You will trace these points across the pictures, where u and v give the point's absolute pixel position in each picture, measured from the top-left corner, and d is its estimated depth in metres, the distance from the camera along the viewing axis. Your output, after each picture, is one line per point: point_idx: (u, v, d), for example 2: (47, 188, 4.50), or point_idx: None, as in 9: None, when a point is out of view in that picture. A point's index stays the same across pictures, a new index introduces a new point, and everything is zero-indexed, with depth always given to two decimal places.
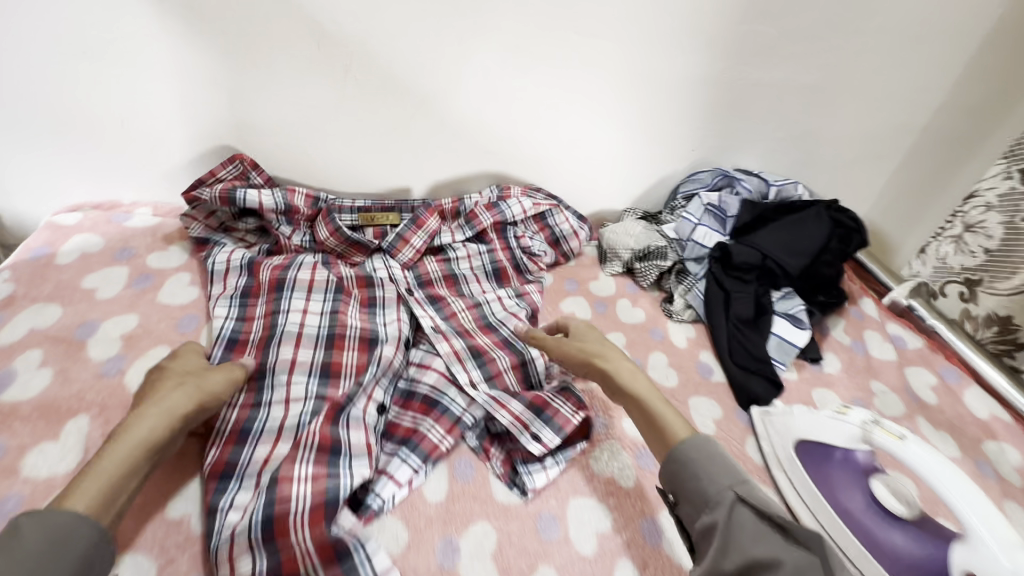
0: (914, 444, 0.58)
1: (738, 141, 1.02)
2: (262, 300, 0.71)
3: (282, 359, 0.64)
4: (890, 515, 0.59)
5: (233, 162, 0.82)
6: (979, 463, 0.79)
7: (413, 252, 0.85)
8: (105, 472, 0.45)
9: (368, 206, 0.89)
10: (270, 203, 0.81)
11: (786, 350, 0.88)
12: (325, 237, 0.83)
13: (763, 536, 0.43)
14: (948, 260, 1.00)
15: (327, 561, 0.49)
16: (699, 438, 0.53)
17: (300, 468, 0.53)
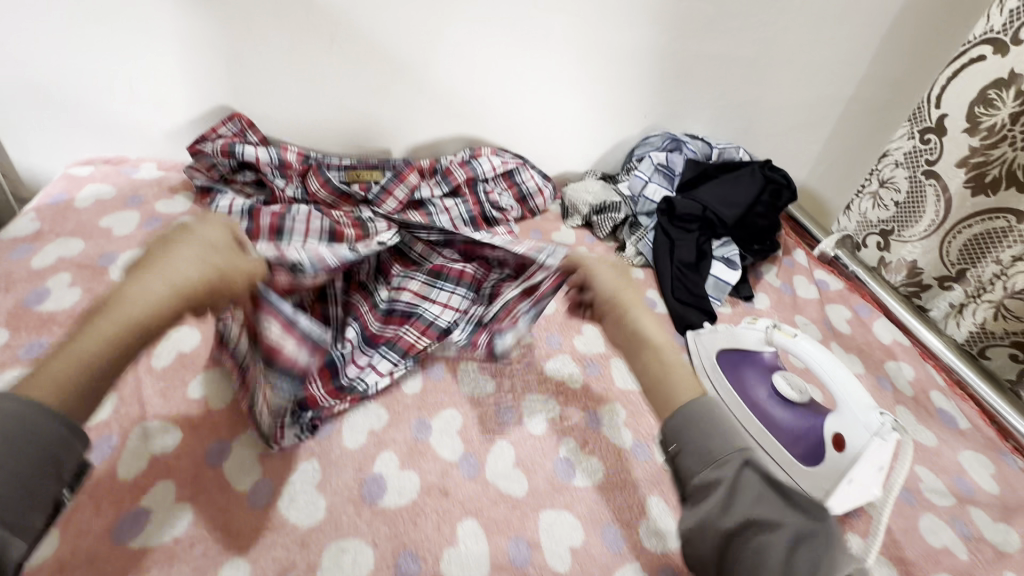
0: (804, 340, 0.69)
1: (686, 108, 1.15)
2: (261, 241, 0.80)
3: None
4: (786, 401, 0.72)
5: (232, 120, 0.93)
6: (880, 378, 0.93)
7: (396, 203, 0.96)
8: (82, 359, 0.41)
9: (354, 164, 0.99)
10: (265, 157, 0.91)
11: (721, 287, 1.01)
12: (316, 189, 0.93)
13: (768, 505, 0.43)
14: (868, 214, 1.10)
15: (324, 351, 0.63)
16: (708, 402, 0.49)
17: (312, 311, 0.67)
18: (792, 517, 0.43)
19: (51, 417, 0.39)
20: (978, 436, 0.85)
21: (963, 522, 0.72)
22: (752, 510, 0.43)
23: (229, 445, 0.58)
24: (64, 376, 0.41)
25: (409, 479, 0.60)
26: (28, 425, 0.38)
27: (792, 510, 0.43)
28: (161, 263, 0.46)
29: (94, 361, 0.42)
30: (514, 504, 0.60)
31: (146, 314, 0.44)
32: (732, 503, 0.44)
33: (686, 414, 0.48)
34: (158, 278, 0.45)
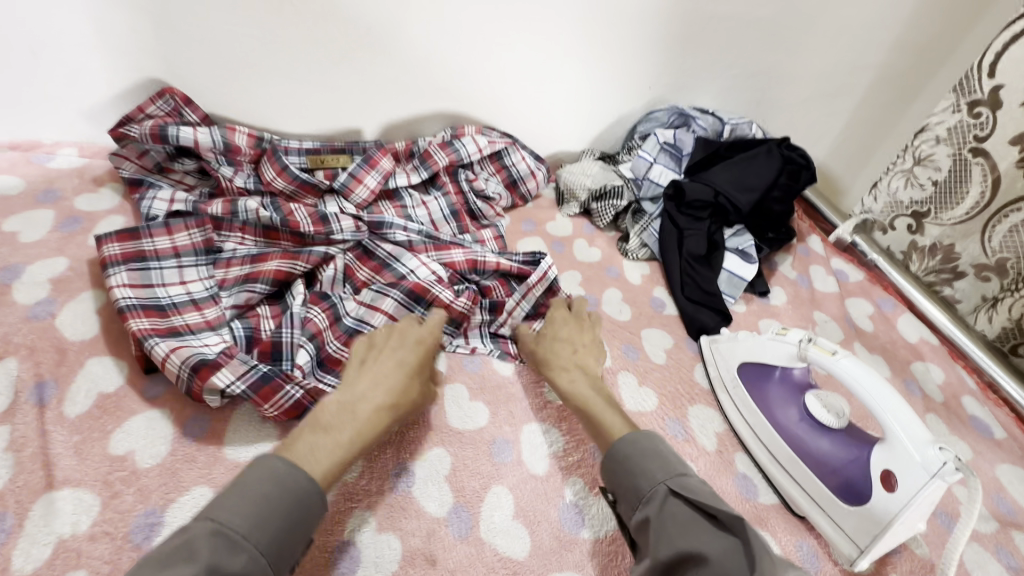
0: (845, 359, 0.60)
1: (695, 78, 1.02)
2: (196, 236, 0.67)
3: (219, 312, 0.62)
4: (821, 426, 0.63)
5: (163, 97, 0.78)
6: (907, 382, 0.85)
7: (367, 192, 0.82)
8: (332, 442, 0.48)
9: (317, 147, 0.85)
10: (207, 141, 0.76)
11: (735, 283, 0.91)
12: (271, 177, 0.79)
13: (693, 531, 0.43)
14: (898, 195, 1.01)
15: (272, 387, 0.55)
16: (635, 434, 0.53)
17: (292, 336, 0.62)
18: (716, 541, 0.42)
19: (304, 475, 0.44)
20: (1015, 446, 0.78)
21: (1008, 551, 0.65)
22: (678, 542, 0.43)
23: (161, 514, 0.47)
24: (311, 451, 0.46)
25: (388, 545, 0.50)
26: (291, 487, 0.42)
27: (720, 533, 0.42)
28: (395, 357, 0.56)
29: (345, 447, 0.48)
30: (515, 569, 0.50)
31: (380, 412, 0.51)
32: (660, 538, 0.44)
33: (618, 452, 0.52)
34: (391, 377, 0.54)
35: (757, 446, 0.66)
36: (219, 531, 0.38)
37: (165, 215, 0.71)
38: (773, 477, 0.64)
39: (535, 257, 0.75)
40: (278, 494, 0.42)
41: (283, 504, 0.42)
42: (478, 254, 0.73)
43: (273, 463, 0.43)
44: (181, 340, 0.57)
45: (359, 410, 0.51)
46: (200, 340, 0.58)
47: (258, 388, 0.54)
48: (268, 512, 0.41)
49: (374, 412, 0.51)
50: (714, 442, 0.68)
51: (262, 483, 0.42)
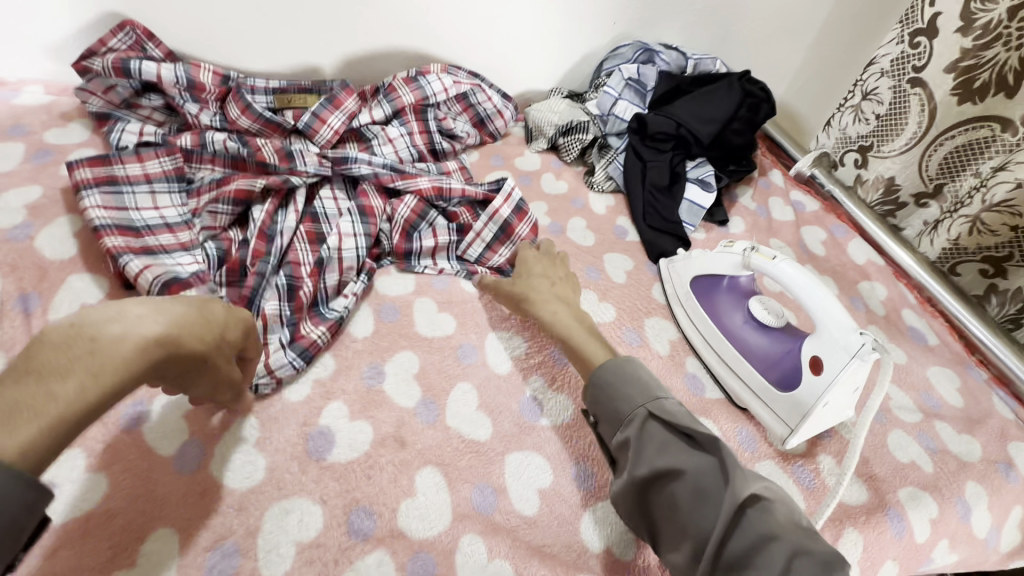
0: (783, 262, 0.64)
1: (660, 12, 1.03)
2: (166, 163, 0.69)
3: (192, 237, 0.65)
4: (762, 327, 0.69)
5: (124, 30, 0.77)
6: (853, 299, 0.91)
7: (331, 132, 0.84)
8: (48, 393, 0.34)
9: (284, 87, 0.85)
10: (170, 77, 0.77)
11: (695, 212, 0.95)
12: (236, 116, 0.81)
13: (672, 451, 0.48)
14: (847, 130, 1.07)
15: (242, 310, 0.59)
16: (617, 362, 0.56)
17: (263, 268, 0.63)
18: (693, 459, 0.47)
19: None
20: (945, 351, 0.85)
21: (929, 436, 0.72)
22: (656, 461, 0.48)
23: (147, 404, 0.51)
24: (15, 399, 0.33)
25: (361, 430, 0.54)
26: None
27: (695, 450, 0.48)
28: (194, 296, 0.44)
29: (71, 394, 0.34)
30: (478, 449, 0.56)
31: (141, 354, 0.38)
32: (639, 457, 0.49)
33: (604, 383, 0.55)
34: (171, 323, 0.40)
35: (706, 350, 0.72)
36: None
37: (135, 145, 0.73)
38: (719, 376, 0.70)
39: (499, 184, 0.78)
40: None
41: None
42: (443, 183, 0.75)
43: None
44: (154, 258, 0.60)
45: (105, 341, 0.36)
46: (174, 260, 0.61)
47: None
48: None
49: (130, 352, 0.37)
50: (667, 348, 0.73)
51: None
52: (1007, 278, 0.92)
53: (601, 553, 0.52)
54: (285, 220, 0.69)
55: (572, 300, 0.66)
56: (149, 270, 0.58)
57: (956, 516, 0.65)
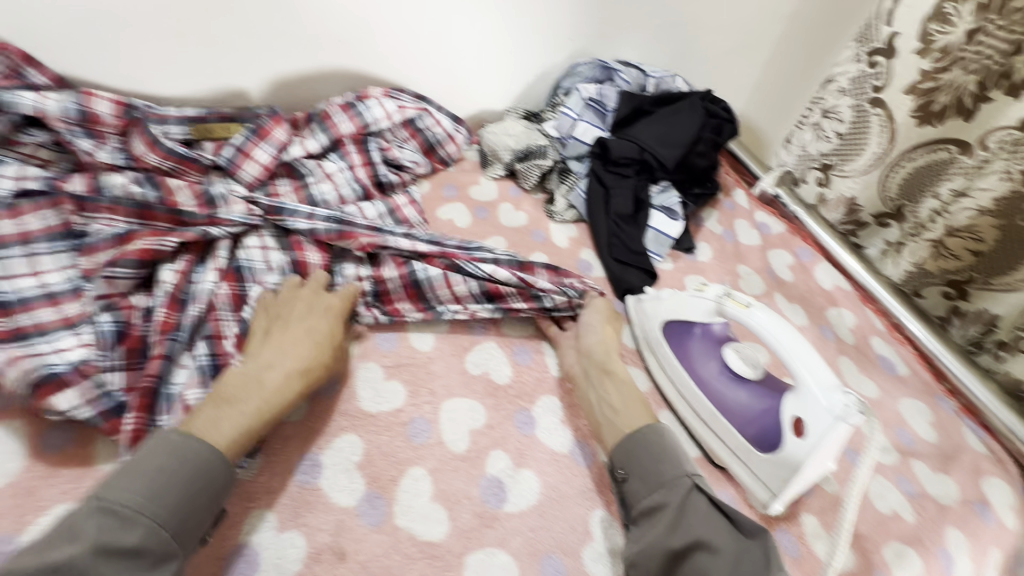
0: (759, 311, 0.60)
1: (617, 26, 0.97)
2: (49, 216, 0.56)
3: (79, 312, 0.53)
4: (738, 378, 0.64)
5: None
6: (822, 328, 0.89)
7: (258, 167, 0.74)
8: (240, 413, 0.48)
9: (202, 115, 0.75)
10: (55, 110, 0.65)
11: (661, 241, 0.90)
12: (142, 152, 0.69)
13: (715, 526, 0.47)
14: (808, 148, 1.06)
15: (141, 403, 0.50)
16: (660, 428, 0.55)
17: (172, 346, 0.54)
18: (733, 540, 0.47)
19: (210, 450, 0.44)
20: (915, 380, 0.84)
21: (907, 479, 0.69)
22: (698, 532, 0.46)
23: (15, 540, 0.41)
24: (215, 420, 0.47)
25: (292, 544, 0.47)
26: (194, 458, 0.43)
27: (734, 531, 0.47)
28: (310, 329, 0.55)
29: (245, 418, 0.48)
30: (432, 553, 0.48)
31: (289, 381, 0.51)
32: (679, 524, 0.48)
33: (649, 438, 0.54)
34: (294, 346, 0.53)
35: (681, 404, 0.67)
36: (106, 508, 0.39)
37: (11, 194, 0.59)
38: (695, 432, 0.65)
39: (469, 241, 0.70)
40: (180, 465, 0.43)
41: (185, 472, 0.42)
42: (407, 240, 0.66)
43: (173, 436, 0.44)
44: (25, 345, 0.50)
45: (266, 380, 0.50)
46: (52, 345, 0.51)
47: (112, 416, 0.49)
48: (164, 485, 0.41)
49: (280, 382, 0.51)
50: None
51: (158, 455, 0.43)
52: (969, 300, 0.90)
53: None
54: (201, 278, 0.60)
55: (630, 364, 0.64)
56: (18, 365, 0.48)
57: (940, 569, 0.62)
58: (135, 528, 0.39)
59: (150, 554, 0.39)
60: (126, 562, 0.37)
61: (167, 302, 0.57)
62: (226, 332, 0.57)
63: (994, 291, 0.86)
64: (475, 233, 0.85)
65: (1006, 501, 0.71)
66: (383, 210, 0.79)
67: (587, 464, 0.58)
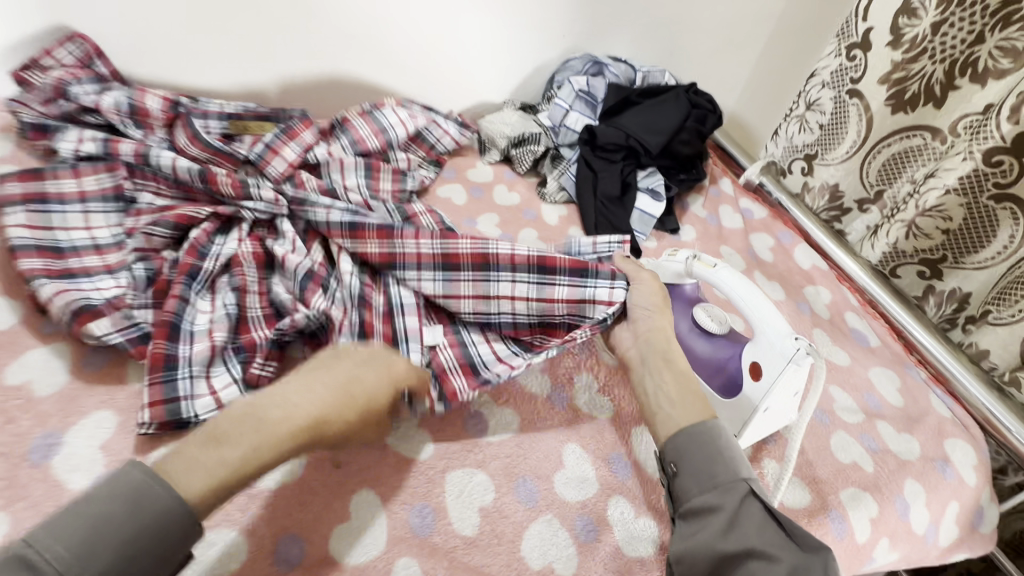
0: (723, 270, 0.66)
1: (608, 24, 1.05)
2: (107, 179, 0.68)
3: (115, 261, 0.61)
4: (706, 333, 0.69)
5: (72, 42, 0.77)
6: (800, 304, 0.93)
7: (284, 163, 0.79)
8: (220, 460, 0.42)
9: (239, 112, 0.83)
10: (112, 103, 0.75)
11: (645, 221, 0.96)
12: (184, 143, 0.77)
13: (772, 537, 0.45)
14: (794, 139, 1.10)
15: (163, 337, 0.55)
16: (717, 428, 0.52)
17: (194, 295, 0.60)
18: (790, 552, 0.44)
19: (173, 501, 0.39)
20: (886, 352, 0.88)
21: (871, 437, 0.73)
22: (752, 541, 0.44)
23: (59, 435, 0.48)
24: (195, 463, 0.42)
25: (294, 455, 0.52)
26: (149, 509, 0.38)
27: (790, 543, 0.44)
28: (340, 374, 0.49)
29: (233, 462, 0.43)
30: (418, 469, 0.54)
31: (291, 434, 0.45)
32: (733, 528, 0.45)
33: (705, 443, 0.51)
34: (316, 391, 0.47)
35: None
36: (25, 560, 0.34)
37: (75, 156, 0.70)
38: None
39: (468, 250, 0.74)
40: (128, 517, 0.38)
41: (132, 527, 0.38)
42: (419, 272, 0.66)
43: (134, 473, 0.39)
44: (71, 282, 0.57)
45: (268, 420, 0.45)
46: (93, 284, 0.58)
47: (139, 343, 0.55)
48: (97, 539, 0.36)
49: (281, 433, 0.44)
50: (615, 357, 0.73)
51: (111, 501, 0.38)
52: (943, 279, 0.94)
53: (542, 570, 0.50)
54: (224, 242, 0.67)
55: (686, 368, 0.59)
56: (63, 296, 0.54)
57: (895, 514, 0.66)
58: None
59: None
60: None
61: (188, 251, 0.64)
62: (252, 288, 0.63)
63: (966, 268, 0.89)
64: (470, 210, 0.91)
65: (967, 460, 0.75)
66: (397, 216, 0.78)
67: (563, 405, 0.64)
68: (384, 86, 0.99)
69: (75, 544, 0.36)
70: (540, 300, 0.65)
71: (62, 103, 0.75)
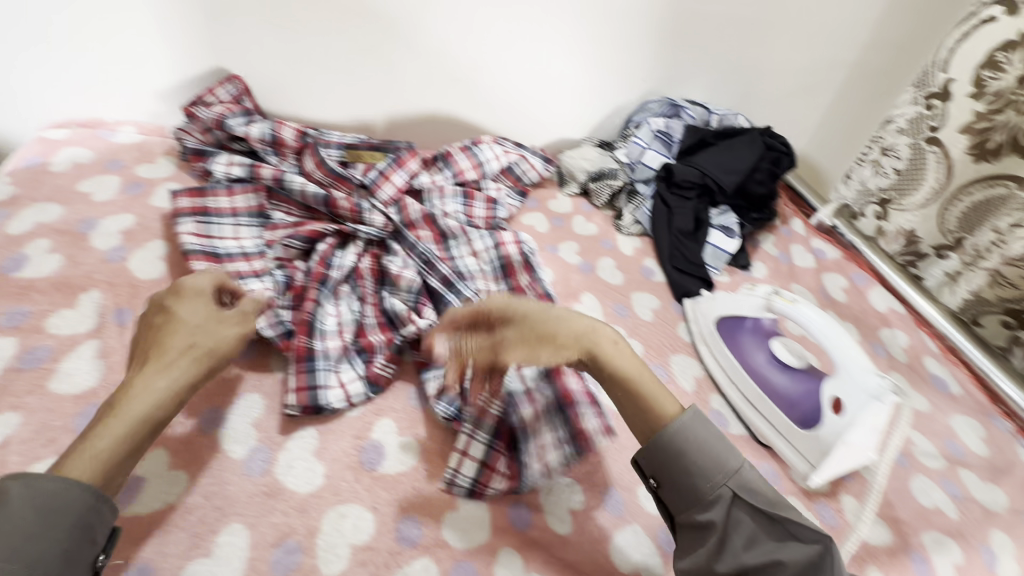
0: (804, 306, 0.69)
1: (687, 71, 1.12)
2: (253, 197, 0.78)
3: (258, 268, 0.71)
4: (782, 365, 0.73)
5: (230, 83, 0.91)
6: (875, 346, 0.94)
7: (393, 189, 0.87)
8: (101, 441, 0.45)
9: (356, 143, 0.94)
10: (257, 133, 0.87)
11: (719, 256, 1.00)
12: (311, 169, 0.86)
13: (765, 538, 0.47)
14: (867, 183, 1.12)
15: (302, 333, 0.63)
16: (689, 423, 0.51)
17: (325, 299, 0.69)
18: (787, 551, 0.46)
19: (86, 491, 0.42)
20: (968, 400, 0.87)
21: (953, 483, 0.73)
22: (745, 557, 0.46)
23: (222, 411, 0.57)
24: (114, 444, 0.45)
25: (408, 446, 0.59)
26: (53, 502, 0.41)
27: (784, 542, 0.47)
28: (188, 332, 0.53)
29: (132, 430, 0.46)
30: None
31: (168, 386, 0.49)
32: (727, 547, 0.47)
33: (668, 448, 0.51)
34: (160, 351, 0.50)
35: (730, 387, 0.75)
36: None
37: (226, 178, 0.82)
38: (743, 413, 0.73)
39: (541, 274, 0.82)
40: (31, 514, 0.40)
41: (29, 520, 0.40)
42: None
43: (11, 487, 0.40)
44: (230, 283, 0.67)
45: (144, 389, 0.48)
46: (247, 286, 0.68)
47: (284, 337, 0.63)
48: (9, 539, 0.39)
49: (159, 392, 0.48)
50: (692, 384, 0.76)
51: (1, 511, 0.40)
52: None
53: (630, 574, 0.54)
54: (344, 255, 0.76)
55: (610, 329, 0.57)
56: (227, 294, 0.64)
57: (981, 563, 0.65)
58: None
59: None
60: None
61: (318, 261, 0.73)
62: (371, 297, 0.72)
63: None
64: (552, 237, 0.98)
65: None
66: (489, 244, 0.84)
67: None
68: (476, 123, 1.10)
69: (5, 551, 0.38)
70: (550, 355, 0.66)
71: (217, 132, 0.87)
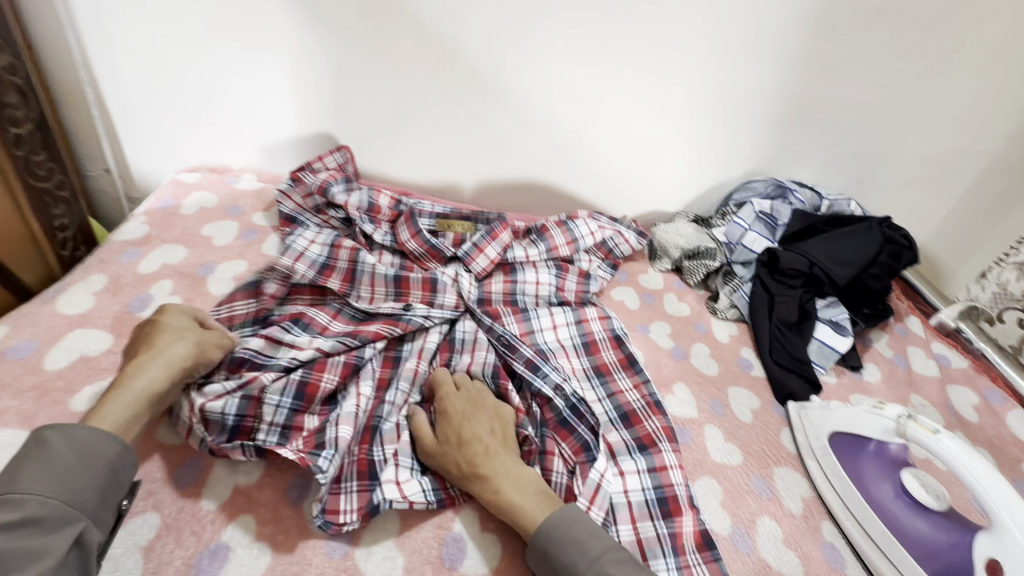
0: (948, 439, 0.60)
1: (797, 152, 1.06)
2: (337, 277, 0.76)
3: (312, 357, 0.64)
4: (919, 505, 0.64)
5: (338, 153, 0.90)
6: (1017, 482, 0.81)
7: (486, 261, 0.84)
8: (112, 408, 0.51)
9: (446, 213, 0.93)
10: (356, 201, 0.87)
11: (826, 354, 0.91)
12: (406, 239, 0.84)
13: None
14: (1009, 287, 0.96)
15: (364, 439, 0.60)
16: (557, 523, 0.52)
17: (393, 395, 0.65)
18: None
19: (114, 439, 0.49)
20: None
21: None
22: None
23: (309, 480, 0.58)
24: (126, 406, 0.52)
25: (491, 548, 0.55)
26: (92, 447, 0.47)
27: None
28: (178, 327, 0.60)
29: (132, 403, 0.52)
30: None
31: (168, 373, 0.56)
32: None
33: (537, 551, 0.52)
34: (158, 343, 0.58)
35: (848, 519, 0.66)
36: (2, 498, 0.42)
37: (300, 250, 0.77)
38: (864, 553, 0.63)
39: (633, 360, 0.77)
40: (75, 456, 0.46)
41: (71, 456, 0.46)
42: (579, 387, 0.73)
43: (49, 435, 0.46)
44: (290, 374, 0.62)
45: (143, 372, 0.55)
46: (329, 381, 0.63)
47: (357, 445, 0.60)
48: (57, 475, 0.45)
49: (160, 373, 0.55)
50: (801, 507, 0.67)
51: (37, 459, 0.45)
52: None
53: None
54: (412, 346, 0.72)
55: (497, 452, 0.57)
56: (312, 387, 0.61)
57: None
58: (43, 512, 0.43)
59: (43, 522, 0.43)
60: (22, 533, 0.42)
61: (384, 360, 0.69)
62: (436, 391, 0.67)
63: None
64: (643, 315, 0.93)
65: None
66: (571, 319, 0.82)
67: (746, 551, 0.61)
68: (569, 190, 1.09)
69: (50, 481, 0.44)
70: (652, 470, 0.64)
71: (315, 198, 0.87)
